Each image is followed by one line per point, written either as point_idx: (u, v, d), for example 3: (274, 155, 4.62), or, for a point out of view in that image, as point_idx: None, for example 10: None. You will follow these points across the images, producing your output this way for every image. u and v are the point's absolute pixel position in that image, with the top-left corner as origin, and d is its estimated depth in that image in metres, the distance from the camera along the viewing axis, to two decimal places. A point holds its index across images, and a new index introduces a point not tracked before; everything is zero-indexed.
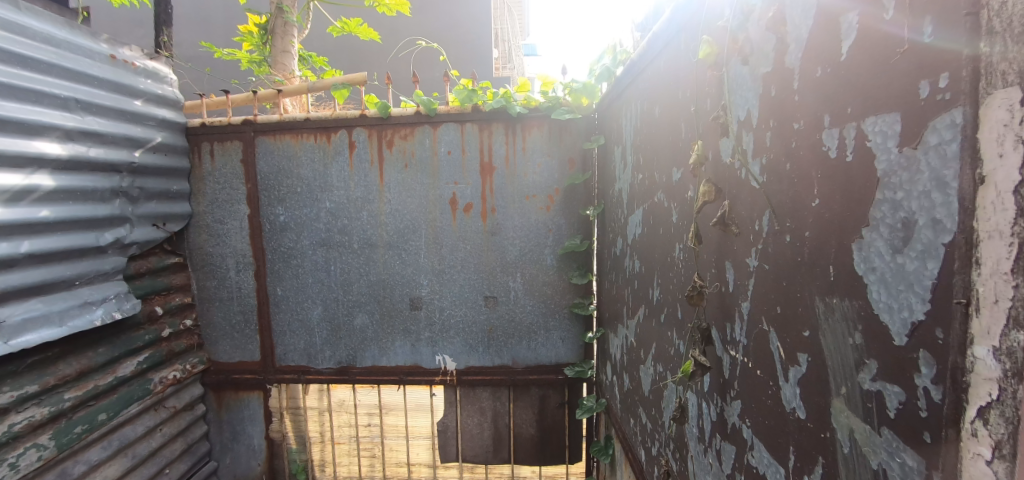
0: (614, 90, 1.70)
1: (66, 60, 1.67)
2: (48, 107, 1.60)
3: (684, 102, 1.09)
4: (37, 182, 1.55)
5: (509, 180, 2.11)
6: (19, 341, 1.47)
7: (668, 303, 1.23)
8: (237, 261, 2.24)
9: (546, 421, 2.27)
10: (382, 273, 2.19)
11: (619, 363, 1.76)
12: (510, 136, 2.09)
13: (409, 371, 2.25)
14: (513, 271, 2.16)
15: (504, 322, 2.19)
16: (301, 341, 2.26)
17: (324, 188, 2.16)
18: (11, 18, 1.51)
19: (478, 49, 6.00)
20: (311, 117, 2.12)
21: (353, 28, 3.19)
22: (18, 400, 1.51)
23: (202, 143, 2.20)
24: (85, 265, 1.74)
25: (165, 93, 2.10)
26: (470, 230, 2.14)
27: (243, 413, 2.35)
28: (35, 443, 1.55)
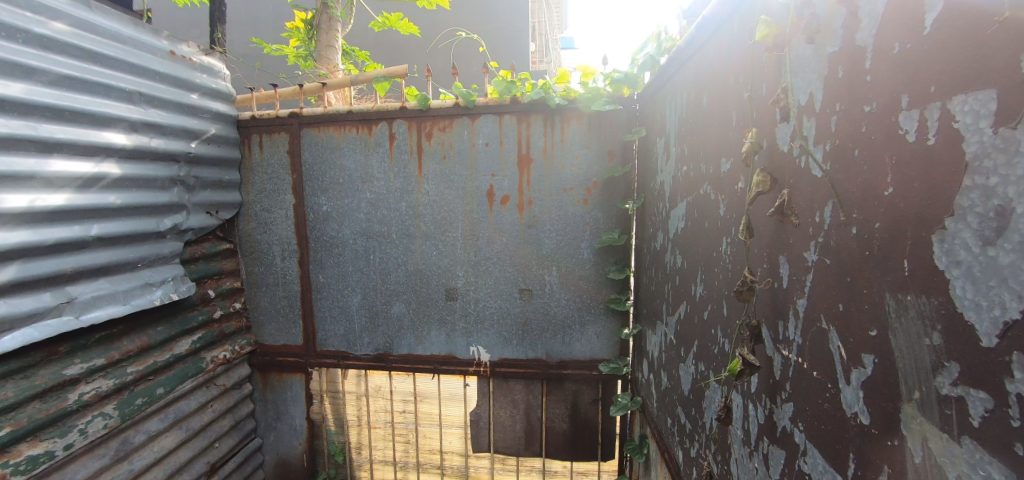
0: (658, 79, 1.65)
1: (131, 56, 1.79)
2: (115, 100, 1.72)
3: (736, 88, 1.04)
4: (105, 170, 1.66)
5: (547, 172, 2.09)
6: (89, 316, 1.61)
7: (712, 300, 1.18)
8: (283, 249, 2.33)
9: (579, 416, 2.25)
10: (419, 263, 2.22)
11: (657, 361, 1.71)
12: (548, 128, 2.06)
13: (443, 361, 2.28)
14: (549, 265, 2.14)
15: (539, 315, 2.18)
16: (340, 327, 2.34)
17: (366, 179, 2.21)
18: (82, 18, 1.63)
19: (515, 43, 5.97)
20: (354, 110, 2.17)
21: (393, 23, 3.25)
22: (87, 371, 1.64)
23: (252, 135, 2.30)
24: (146, 249, 1.86)
25: (219, 87, 2.21)
26: (506, 222, 2.13)
27: (286, 394, 2.46)
28: (101, 413, 1.67)
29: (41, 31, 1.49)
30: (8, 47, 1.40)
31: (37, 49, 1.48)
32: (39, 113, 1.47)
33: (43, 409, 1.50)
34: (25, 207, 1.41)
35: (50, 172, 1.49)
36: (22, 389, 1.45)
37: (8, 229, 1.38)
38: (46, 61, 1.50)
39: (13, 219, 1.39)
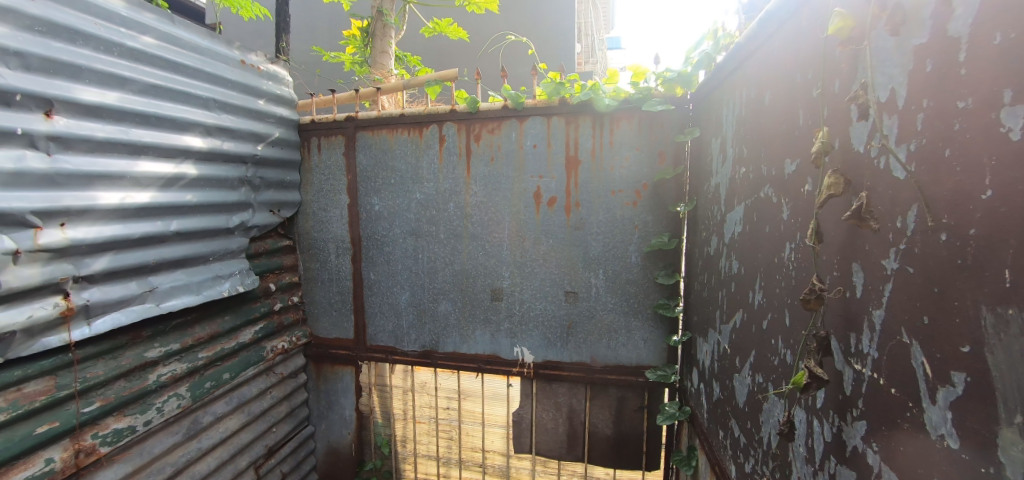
0: (714, 78, 1.60)
1: (207, 66, 1.94)
2: (193, 107, 1.87)
3: (804, 85, 0.99)
4: (184, 170, 1.81)
5: (595, 174, 2.07)
6: (167, 304, 1.76)
7: (774, 308, 1.13)
8: (338, 246, 2.44)
9: (623, 423, 2.21)
10: (465, 263, 2.26)
11: (708, 370, 1.65)
12: (597, 129, 2.04)
13: (488, 360, 2.30)
14: (596, 267, 2.11)
15: (584, 318, 2.16)
16: (389, 323, 2.42)
17: (416, 180, 2.28)
18: (167, 32, 1.79)
19: (562, 43, 5.94)
20: (406, 113, 2.25)
21: (444, 28, 3.33)
22: (165, 355, 1.79)
23: (312, 138, 2.43)
24: (217, 244, 2.00)
25: (283, 93, 2.35)
26: (553, 224, 2.13)
27: (338, 385, 2.57)
28: (175, 393, 1.82)
29: (132, 45, 1.64)
30: (106, 59, 1.56)
31: (130, 61, 1.64)
32: (129, 119, 1.62)
33: (127, 388, 1.65)
34: (116, 203, 1.57)
35: (138, 173, 1.64)
36: (110, 368, 1.61)
37: (103, 224, 1.55)
38: (136, 72, 1.65)
39: (106, 214, 1.55)
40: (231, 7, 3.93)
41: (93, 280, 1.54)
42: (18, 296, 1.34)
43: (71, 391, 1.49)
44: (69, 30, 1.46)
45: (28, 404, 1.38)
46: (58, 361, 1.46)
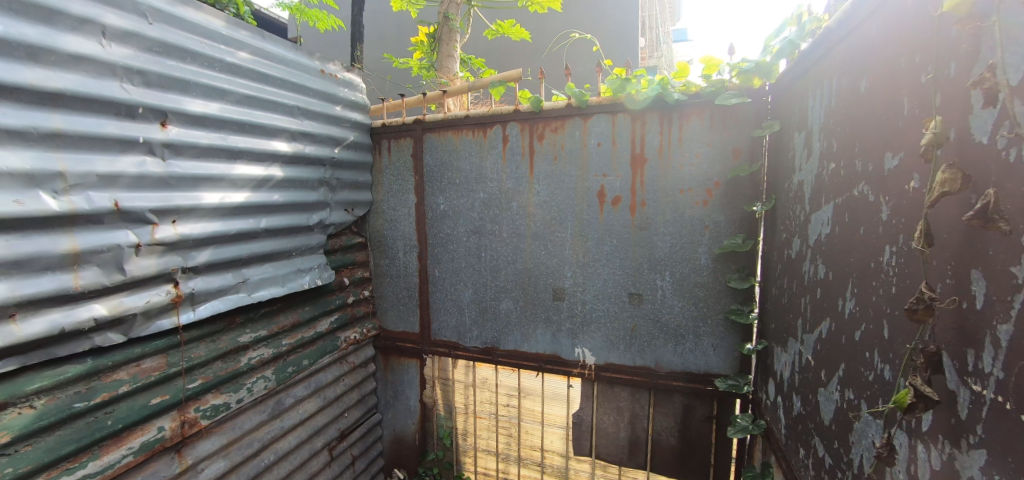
0: (798, 67, 1.49)
1: (292, 76, 2.12)
2: (281, 114, 2.04)
3: (909, 71, 0.90)
4: (272, 173, 1.99)
5: (662, 172, 2.00)
6: (257, 294, 1.95)
7: (869, 318, 1.03)
8: (405, 243, 2.55)
9: (689, 432, 2.12)
10: (527, 262, 2.27)
11: (787, 382, 1.54)
12: (666, 126, 1.98)
13: (548, 360, 2.30)
14: (662, 269, 2.04)
15: (649, 321, 2.09)
16: (452, 319, 2.49)
17: (480, 180, 2.33)
18: (259, 47, 1.97)
19: (626, 38, 5.78)
20: (471, 114, 2.30)
21: (506, 30, 3.38)
22: (255, 340, 1.97)
23: (382, 141, 2.56)
24: (299, 240, 2.17)
25: (357, 99, 2.50)
26: (617, 224, 2.08)
27: (404, 376, 2.70)
28: (263, 376, 2.00)
29: (230, 60, 1.83)
30: (209, 74, 1.74)
31: (228, 75, 1.82)
32: (228, 127, 1.81)
33: (224, 368, 1.84)
34: (217, 203, 1.76)
35: (235, 175, 1.83)
36: (210, 350, 1.80)
37: (206, 221, 1.74)
38: (234, 84, 1.84)
39: (209, 212, 1.74)
40: (311, 21, 4.24)
41: (198, 271, 1.73)
42: (139, 283, 1.54)
43: (178, 369, 1.68)
44: (181, 49, 1.65)
45: (145, 377, 1.57)
46: (169, 341, 1.66)
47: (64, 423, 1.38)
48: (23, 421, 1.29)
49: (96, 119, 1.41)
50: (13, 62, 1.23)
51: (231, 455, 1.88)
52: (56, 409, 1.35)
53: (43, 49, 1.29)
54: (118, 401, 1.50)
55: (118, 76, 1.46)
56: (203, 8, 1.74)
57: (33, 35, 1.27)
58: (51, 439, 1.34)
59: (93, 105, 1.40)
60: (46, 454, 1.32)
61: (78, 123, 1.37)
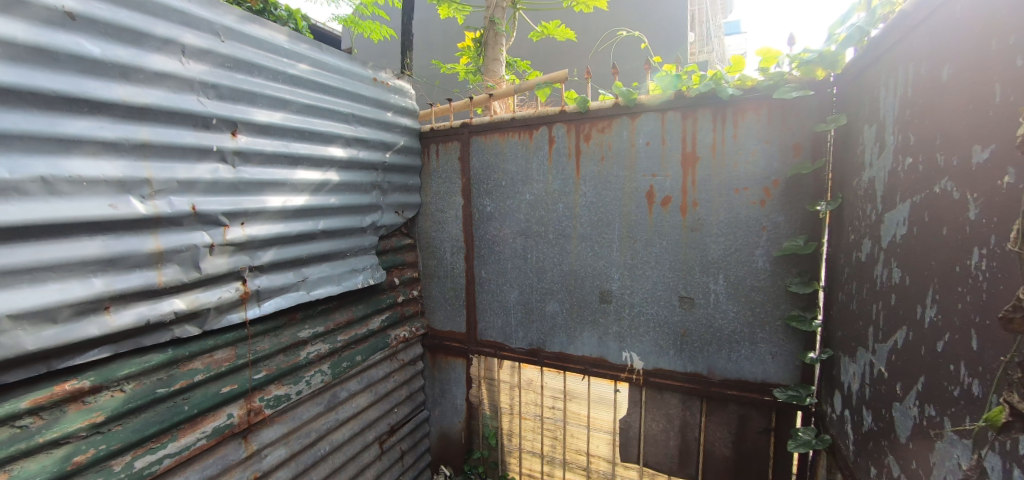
0: (868, 55, 1.39)
1: (347, 85, 2.22)
2: (337, 122, 2.15)
3: (1002, 54, 0.82)
4: (329, 177, 2.09)
5: (715, 171, 1.93)
6: (315, 292, 2.06)
7: (955, 328, 0.94)
8: (453, 245, 2.61)
9: (745, 444, 2.02)
10: (574, 264, 2.25)
11: (856, 395, 1.43)
12: (719, 123, 1.91)
13: (595, 363, 2.27)
14: (715, 272, 1.97)
15: (701, 326, 2.02)
16: (498, 320, 2.51)
17: (526, 181, 2.34)
18: (317, 59, 2.09)
19: (676, 33, 5.60)
20: (517, 116, 2.32)
21: (551, 31, 3.37)
22: (313, 336, 2.08)
23: (431, 145, 2.64)
24: (354, 241, 2.28)
25: (407, 105, 2.59)
26: (667, 225, 2.03)
27: (451, 375, 2.75)
28: (320, 369, 2.12)
29: (292, 72, 1.95)
30: (274, 86, 1.87)
31: (290, 86, 1.95)
32: (290, 134, 1.93)
33: (285, 361, 1.96)
34: (280, 206, 1.88)
35: (296, 180, 1.94)
36: (274, 343, 1.92)
37: (271, 223, 1.86)
38: (295, 94, 1.96)
39: (273, 215, 1.86)
40: (364, 32, 4.45)
41: (263, 270, 1.86)
42: (212, 280, 1.67)
43: (246, 360, 1.81)
44: (249, 64, 1.78)
45: (217, 368, 1.71)
46: (238, 335, 1.79)
47: (149, 406, 1.52)
48: (115, 403, 1.43)
49: (177, 130, 1.55)
50: (108, 82, 1.38)
51: (291, 443, 2.00)
52: (142, 394, 1.49)
53: (133, 68, 1.43)
54: (193, 388, 1.64)
55: (195, 91, 1.60)
56: (268, 25, 1.87)
57: (125, 57, 1.41)
58: (138, 421, 1.48)
59: (174, 117, 1.54)
60: (133, 434, 1.46)
61: (162, 134, 1.51)
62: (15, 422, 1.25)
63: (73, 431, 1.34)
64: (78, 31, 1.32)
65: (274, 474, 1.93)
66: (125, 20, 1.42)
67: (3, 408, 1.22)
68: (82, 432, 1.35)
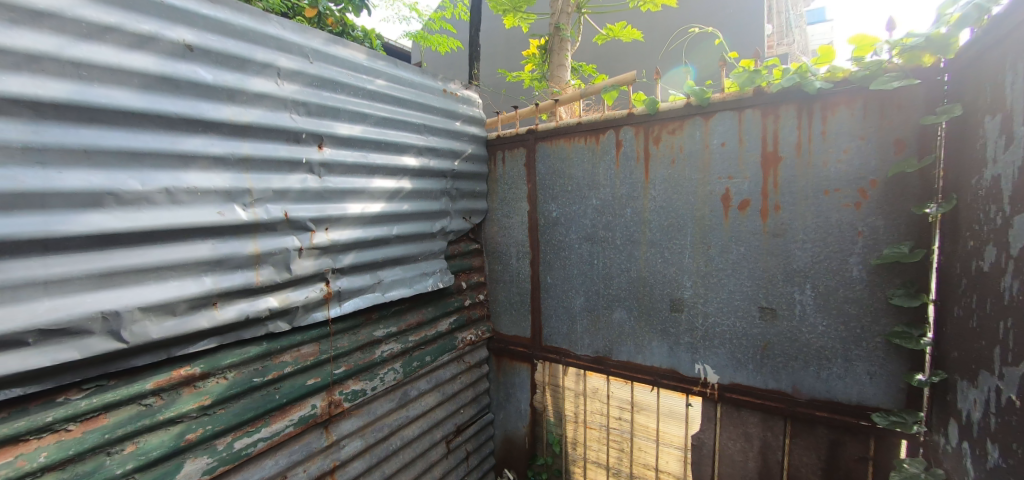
0: (992, 35, 1.22)
1: (420, 98, 2.34)
2: (410, 133, 2.27)
3: None
4: (402, 186, 2.21)
5: (801, 172, 1.79)
6: (390, 294, 2.18)
7: None
8: (518, 250, 2.64)
9: (838, 472, 1.82)
10: (643, 270, 2.18)
11: (979, 425, 1.25)
12: (804, 119, 1.76)
13: (665, 375, 2.17)
14: (801, 281, 1.82)
15: (784, 340, 1.87)
16: (564, 326, 2.50)
17: (593, 186, 2.30)
18: (393, 74, 2.22)
19: (752, 26, 5.25)
20: (583, 121, 2.30)
21: (618, 32, 3.31)
22: (387, 335, 2.20)
23: (497, 152, 2.70)
24: (425, 245, 2.38)
25: (475, 114, 2.67)
26: (745, 231, 1.91)
27: (515, 379, 2.77)
28: (392, 368, 2.23)
29: (371, 87, 2.09)
30: (355, 101, 2.02)
31: (369, 100, 2.08)
32: (368, 146, 2.06)
33: (362, 358, 2.08)
34: (359, 213, 2.01)
35: (373, 188, 2.07)
36: (353, 341, 2.05)
37: (351, 228, 2.00)
38: (373, 108, 2.09)
39: (353, 221, 2.00)
40: (434, 46, 4.67)
41: (344, 272, 1.99)
42: (301, 280, 1.83)
43: (328, 356, 1.95)
44: (334, 82, 1.93)
45: (303, 361, 1.86)
46: (321, 331, 1.93)
47: (247, 393, 1.68)
48: (219, 388, 1.61)
49: (273, 145, 1.72)
50: (219, 103, 1.56)
51: (367, 436, 2.12)
52: (241, 382, 1.66)
53: (238, 91, 1.61)
54: (283, 379, 1.80)
55: (288, 109, 1.77)
56: (350, 46, 2.02)
57: (232, 81, 1.60)
58: (237, 406, 1.65)
59: (271, 133, 1.71)
60: (233, 418, 1.63)
61: (261, 148, 1.68)
62: (142, 400, 1.44)
63: (186, 411, 1.52)
64: (195, 60, 1.51)
65: (351, 464, 2.06)
66: (233, 49, 1.60)
67: (134, 387, 1.42)
68: (193, 412, 1.53)
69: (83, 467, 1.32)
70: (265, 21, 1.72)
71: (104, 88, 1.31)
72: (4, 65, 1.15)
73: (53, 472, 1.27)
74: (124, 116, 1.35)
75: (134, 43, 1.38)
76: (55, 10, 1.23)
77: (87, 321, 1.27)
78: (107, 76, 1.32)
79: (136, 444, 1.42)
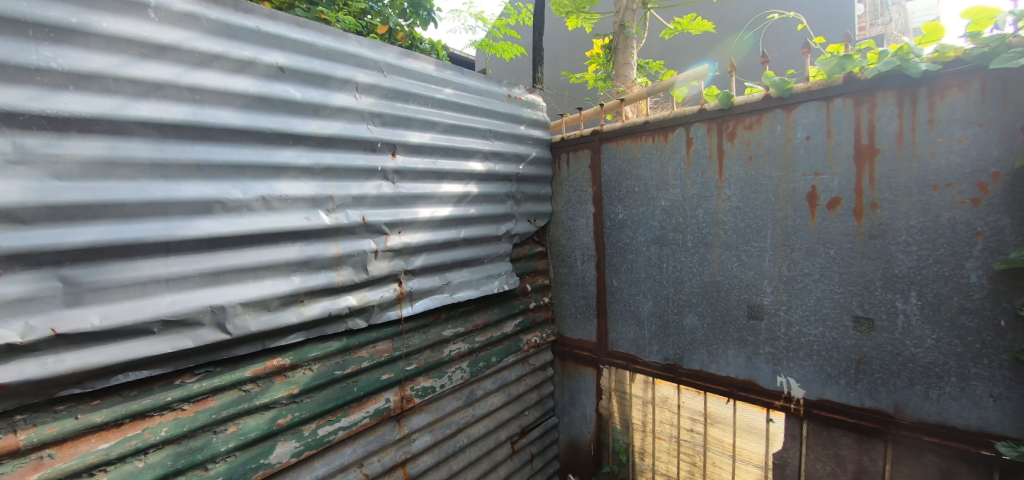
0: None
1: (485, 104, 2.40)
2: (476, 138, 2.33)
3: None
4: (469, 190, 2.28)
5: (903, 165, 1.60)
6: (457, 295, 2.25)
7: None
8: (583, 253, 2.62)
9: None
10: (717, 274, 2.06)
11: None
12: (907, 106, 1.58)
13: (742, 386, 2.04)
14: (904, 288, 1.63)
15: (883, 354, 1.68)
16: (631, 331, 2.43)
17: (661, 187, 2.22)
18: (460, 82, 2.30)
19: (841, 7, 4.80)
20: (650, 119, 2.24)
21: (686, 25, 3.18)
22: (455, 335, 2.27)
23: (562, 154, 2.70)
24: (491, 248, 2.43)
25: (539, 118, 2.70)
26: (835, 232, 1.74)
27: (580, 384, 2.75)
28: (460, 367, 2.30)
29: (439, 96, 2.18)
30: (425, 110, 2.11)
31: (437, 108, 2.17)
32: (438, 152, 2.15)
33: (432, 356, 2.17)
34: (429, 217, 2.10)
35: (442, 193, 2.16)
36: (423, 339, 2.14)
37: (422, 231, 2.10)
38: (442, 116, 2.18)
39: (424, 224, 2.09)
40: (498, 53, 4.78)
41: (416, 273, 2.09)
42: (377, 280, 1.94)
43: (401, 353, 2.05)
44: (407, 93, 2.04)
45: (378, 357, 1.97)
46: (395, 329, 2.04)
47: (329, 385, 1.82)
48: (306, 379, 1.75)
49: (353, 154, 1.85)
50: (307, 118, 1.71)
51: (436, 432, 2.20)
52: (324, 374, 1.79)
53: (323, 106, 1.75)
54: (361, 373, 1.92)
55: (366, 120, 1.89)
56: (420, 58, 2.13)
57: (317, 97, 1.74)
58: (320, 396, 1.79)
59: (352, 144, 1.84)
60: (317, 406, 1.77)
61: (343, 158, 1.81)
62: (241, 386, 1.61)
63: (277, 398, 1.67)
64: (286, 80, 1.67)
65: (421, 457, 2.15)
66: (319, 68, 1.75)
67: (235, 374, 1.59)
68: (283, 399, 1.69)
69: (194, 443, 1.50)
70: (346, 41, 1.87)
71: (213, 110, 1.49)
72: (137, 93, 1.35)
73: (171, 445, 1.46)
74: (228, 133, 1.52)
75: (237, 68, 1.55)
76: (174, 44, 1.42)
77: (198, 314, 1.45)
78: (215, 98, 1.50)
79: (236, 425, 1.59)
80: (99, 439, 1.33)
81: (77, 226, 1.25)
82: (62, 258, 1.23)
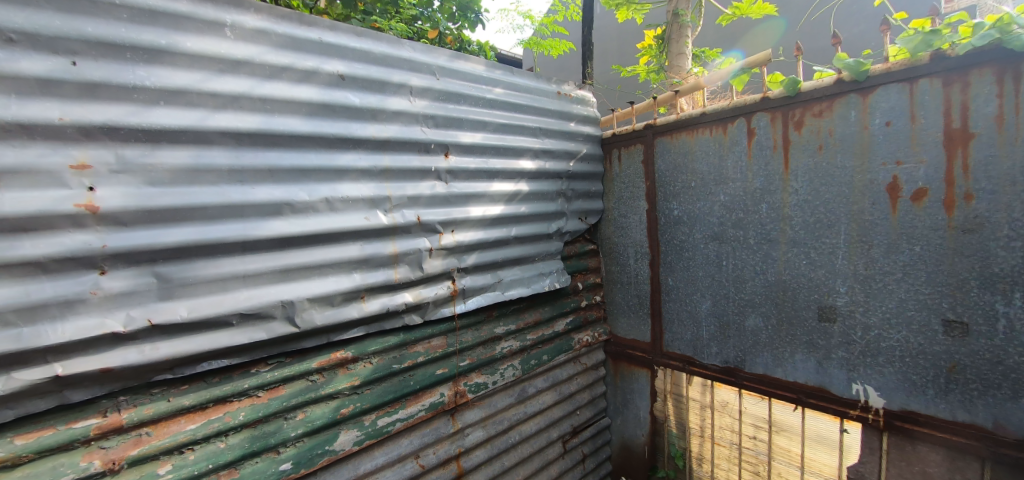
0: None
1: (534, 102, 2.41)
2: (526, 137, 2.34)
3: None
4: (519, 188, 2.30)
5: (1005, 150, 1.43)
6: (509, 293, 2.26)
7: None
8: (636, 251, 2.55)
9: None
10: (783, 273, 1.94)
11: None
12: (1010, 84, 1.41)
13: (812, 394, 1.90)
14: (1008, 288, 1.45)
15: (981, 362, 1.52)
16: (687, 331, 2.33)
17: (720, 181, 2.12)
18: (509, 81, 2.32)
19: None
20: (708, 110, 2.14)
21: (746, 10, 3.01)
22: (507, 332, 2.30)
23: (613, 150, 2.65)
24: (541, 246, 2.43)
25: (589, 114, 2.66)
26: (921, 226, 1.59)
27: (633, 385, 2.67)
28: (512, 364, 2.33)
29: (489, 96, 2.20)
30: (476, 110, 2.15)
31: (487, 108, 2.20)
32: (489, 152, 2.18)
33: (484, 353, 2.21)
34: (481, 215, 2.14)
35: (493, 191, 2.19)
36: (476, 336, 2.18)
37: (475, 230, 2.13)
38: (493, 116, 2.21)
39: (476, 223, 2.13)
40: (546, 51, 4.77)
41: (468, 271, 2.13)
42: (431, 278, 2.00)
43: (454, 349, 2.10)
44: (458, 94, 2.09)
45: (433, 352, 2.03)
46: (449, 326, 2.09)
47: (387, 378, 1.90)
48: (366, 371, 1.84)
49: (408, 156, 1.92)
50: (365, 123, 1.79)
51: (488, 427, 2.24)
52: (383, 367, 1.87)
53: (379, 110, 1.83)
54: (417, 367, 1.99)
55: (420, 122, 1.95)
56: (471, 59, 2.17)
57: (374, 102, 1.82)
58: (380, 388, 1.87)
59: (408, 146, 1.91)
60: (377, 398, 1.85)
61: (400, 160, 1.88)
62: (309, 376, 1.71)
63: (340, 389, 1.77)
64: (346, 87, 1.76)
65: (474, 452, 2.19)
66: (375, 74, 1.83)
67: (303, 365, 1.69)
68: (346, 390, 1.78)
69: (268, 428, 1.61)
70: (400, 47, 1.94)
71: (282, 118, 1.60)
72: (216, 105, 1.47)
73: (248, 428, 1.58)
74: (295, 140, 1.62)
75: (302, 77, 1.65)
76: (247, 58, 1.53)
77: (270, 308, 1.56)
78: (283, 107, 1.60)
79: (305, 413, 1.69)
80: (187, 420, 1.47)
81: (169, 228, 1.38)
82: (156, 256, 1.36)
